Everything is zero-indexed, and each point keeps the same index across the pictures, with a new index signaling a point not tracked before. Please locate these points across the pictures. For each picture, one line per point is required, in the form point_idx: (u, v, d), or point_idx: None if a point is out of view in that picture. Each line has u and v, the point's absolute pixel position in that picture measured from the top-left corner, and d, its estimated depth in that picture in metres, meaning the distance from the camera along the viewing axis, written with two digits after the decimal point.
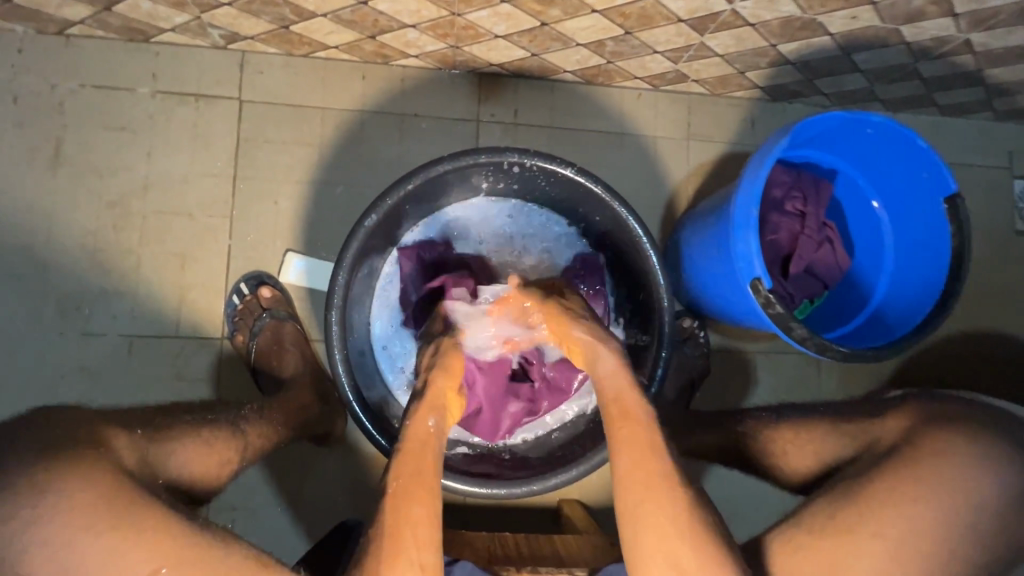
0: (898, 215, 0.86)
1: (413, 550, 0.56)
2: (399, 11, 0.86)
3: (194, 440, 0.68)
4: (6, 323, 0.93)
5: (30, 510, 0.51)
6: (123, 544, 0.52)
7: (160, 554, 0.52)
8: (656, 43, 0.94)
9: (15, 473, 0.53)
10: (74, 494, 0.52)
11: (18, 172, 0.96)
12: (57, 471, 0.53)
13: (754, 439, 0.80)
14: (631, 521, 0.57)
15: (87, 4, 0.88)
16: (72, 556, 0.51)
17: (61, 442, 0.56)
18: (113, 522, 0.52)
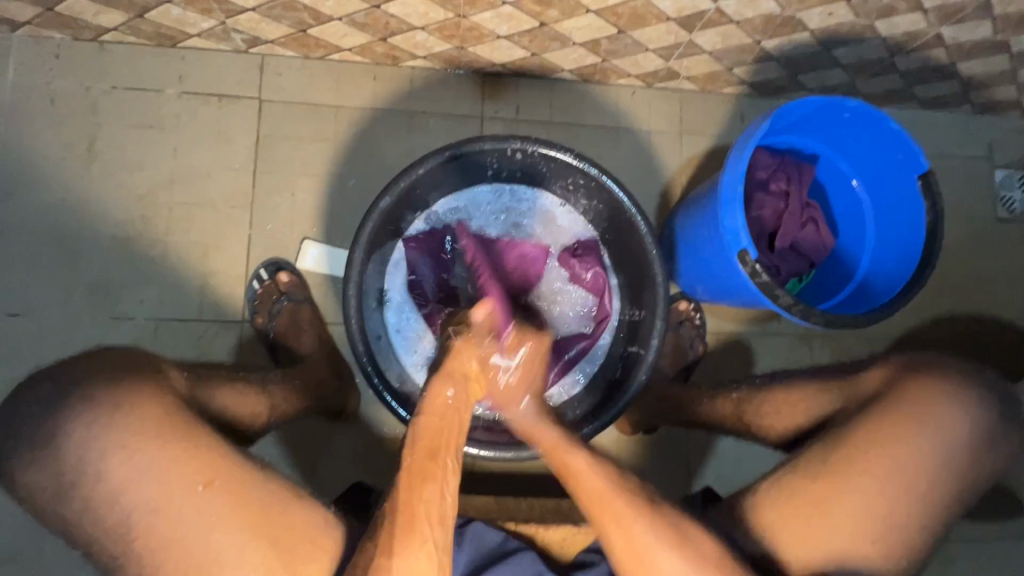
0: (877, 194, 0.91)
1: (426, 526, 0.58)
2: (409, 13, 0.93)
3: (231, 389, 0.77)
4: (41, 308, 1.00)
5: (106, 418, 0.60)
6: (180, 455, 0.60)
7: (211, 469, 0.60)
8: (648, 41, 1.01)
9: (95, 387, 0.62)
10: (144, 407, 0.61)
11: (54, 167, 1.02)
12: (128, 392, 0.62)
13: (750, 404, 0.86)
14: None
15: (122, 11, 0.95)
16: (138, 460, 0.59)
17: (133, 368, 0.65)
18: (174, 437, 0.60)
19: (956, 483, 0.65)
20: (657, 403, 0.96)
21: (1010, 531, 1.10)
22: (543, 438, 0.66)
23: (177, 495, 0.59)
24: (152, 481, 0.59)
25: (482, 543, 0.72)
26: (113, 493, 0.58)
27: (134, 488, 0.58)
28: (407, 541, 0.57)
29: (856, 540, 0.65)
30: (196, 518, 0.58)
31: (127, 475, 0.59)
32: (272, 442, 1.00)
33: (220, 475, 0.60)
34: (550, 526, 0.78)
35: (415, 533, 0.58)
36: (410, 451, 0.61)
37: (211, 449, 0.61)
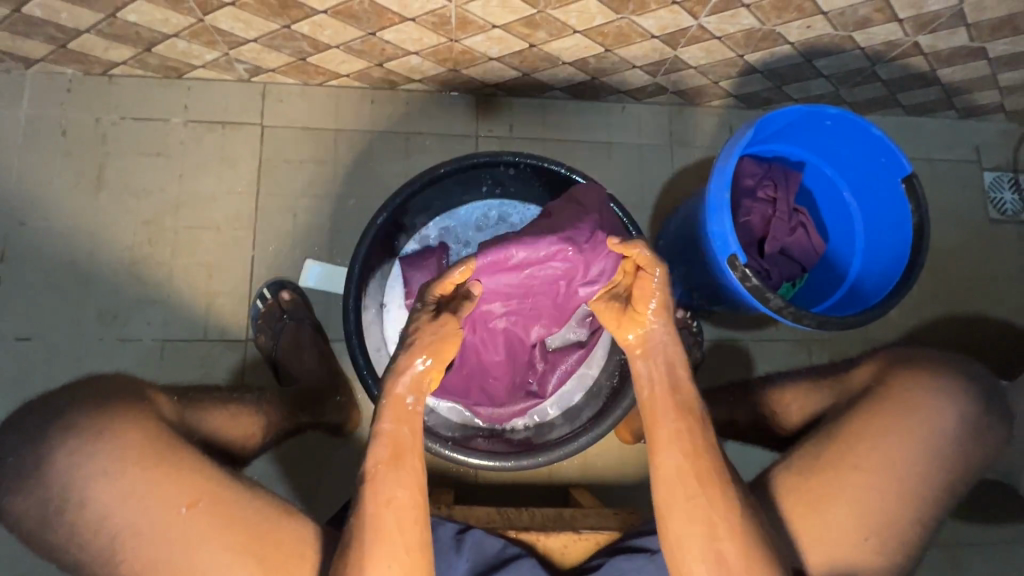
0: (862, 196, 0.93)
1: (395, 532, 0.59)
2: (403, 39, 0.97)
3: (223, 412, 0.81)
4: (50, 332, 1.02)
5: (86, 445, 0.61)
6: (160, 478, 0.61)
7: (194, 490, 0.61)
8: (634, 58, 1.04)
9: (77, 416, 0.63)
10: (123, 434, 0.62)
11: (65, 195, 1.06)
12: (109, 416, 0.63)
13: (748, 407, 0.86)
14: (679, 525, 0.62)
15: (131, 46, 1.00)
16: (119, 487, 0.60)
17: (112, 394, 0.66)
18: (153, 460, 0.61)
19: (951, 477, 0.66)
20: None
21: (1017, 534, 1.09)
22: (668, 356, 0.67)
23: (161, 518, 0.60)
24: (134, 506, 0.60)
25: (481, 550, 0.72)
26: (103, 517, 0.60)
27: (115, 515, 0.59)
28: (377, 551, 0.58)
29: (851, 537, 0.65)
30: (182, 536, 0.59)
31: (110, 502, 0.60)
32: (273, 459, 1.01)
33: (204, 496, 0.61)
34: (551, 533, 0.77)
35: (384, 543, 0.58)
36: (373, 459, 0.61)
37: (193, 471, 0.62)
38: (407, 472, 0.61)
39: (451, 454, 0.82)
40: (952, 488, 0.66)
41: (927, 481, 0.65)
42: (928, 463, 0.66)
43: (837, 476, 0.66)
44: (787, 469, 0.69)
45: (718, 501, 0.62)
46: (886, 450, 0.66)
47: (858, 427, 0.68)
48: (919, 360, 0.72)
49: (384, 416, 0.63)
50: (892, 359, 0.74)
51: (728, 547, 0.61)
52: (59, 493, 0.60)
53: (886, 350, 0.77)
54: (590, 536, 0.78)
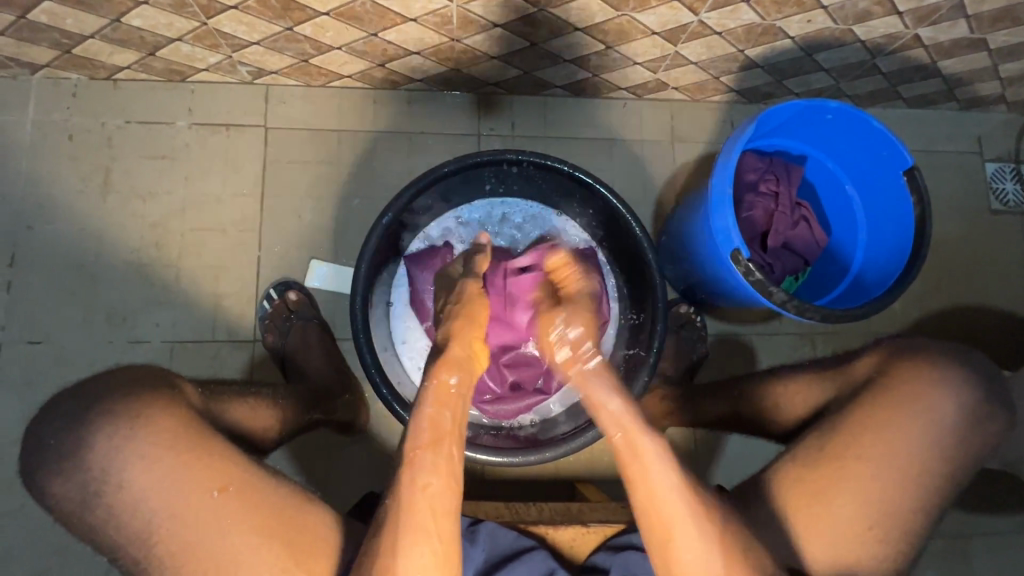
0: (864, 188, 0.94)
1: (430, 518, 0.59)
2: (405, 39, 0.98)
3: (242, 403, 0.81)
4: (60, 335, 1.03)
5: (126, 430, 0.61)
6: (195, 462, 0.61)
7: (226, 475, 0.62)
8: (635, 55, 1.05)
9: (110, 401, 0.63)
10: (158, 418, 0.63)
11: (72, 199, 1.07)
12: (143, 403, 0.63)
13: (754, 400, 0.86)
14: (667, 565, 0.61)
15: (135, 51, 1.01)
16: (155, 471, 0.60)
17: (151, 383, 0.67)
18: (187, 445, 0.62)
19: (952, 467, 0.67)
20: (661, 403, 0.98)
21: (1019, 524, 1.09)
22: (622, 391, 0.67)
23: (193, 503, 0.60)
24: (168, 490, 0.60)
25: (493, 542, 0.73)
26: (136, 500, 0.60)
27: (151, 498, 0.60)
28: (412, 537, 0.57)
29: (858, 527, 0.65)
30: (212, 522, 0.60)
31: (145, 484, 0.60)
32: (282, 458, 1.02)
33: (234, 481, 0.62)
34: (560, 526, 0.78)
35: (416, 530, 0.58)
36: (412, 444, 0.62)
37: (225, 455, 0.63)
38: (442, 457, 0.61)
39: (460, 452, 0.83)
40: (954, 477, 0.67)
41: (929, 471, 0.66)
42: (931, 454, 0.66)
43: (842, 467, 0.67)
44: (793, 461, 0.70)
45: (698, 539, 0.60)
46: (888, 440, 0.67)
47: (859, 417, 0.69)
48: (921, 350, 0.72)
49: (425, 401, 0.64)
50: (894, 350, 0.74)
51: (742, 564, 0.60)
52: (77, 492, 0.61)
53: (886, 340, 0.77)
54: (602, 528, 0.79)
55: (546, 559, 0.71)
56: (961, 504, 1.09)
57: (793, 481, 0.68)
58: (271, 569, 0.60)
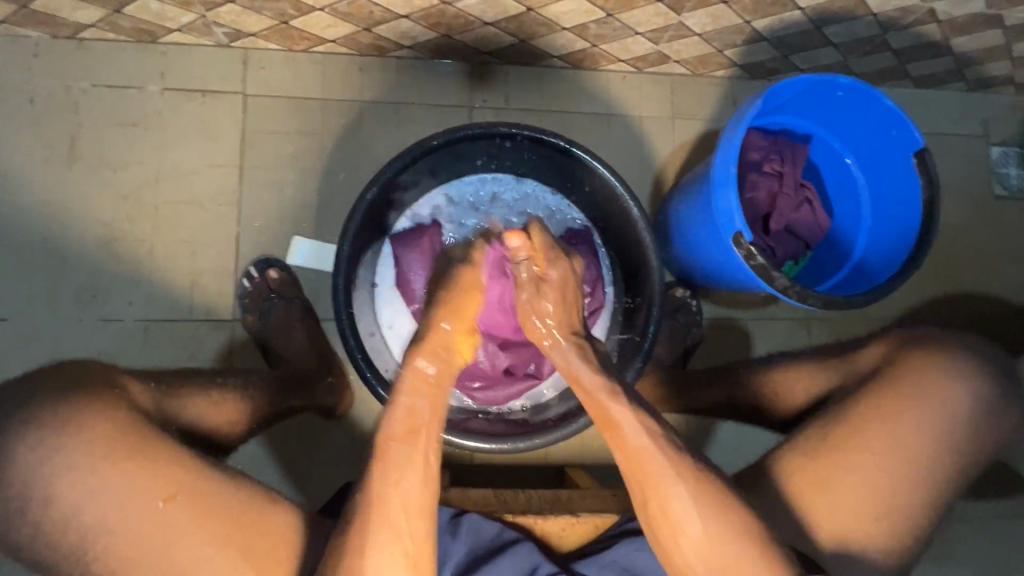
0: (871, 170, 0.90)
1: (401, 516, 0.57)
2: (393, 1, 0.91)
3: (204, 395, 0.77)
4: (26, 312, 0.98)
5: (53, 439, 0.58)
6: (134, 471, 0.58)
7: (171, 484, 0.58)
8: (636, 24, 0.99)
9: (35, 407, 0.59)
10: (90, 422, 0.59)
11: (35, 168, 1.00)
12: (78, 406, 0.59)
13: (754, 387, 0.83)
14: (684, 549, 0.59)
15: (99, 7, 0.93)
16: (87, 485, 0.57)
17: (85, 381, 0.62)
18: (124, 453, 0.58)
19: (955, 463, 0.65)
20: (658, 389, 0.93)
21: (1005, 511, 1.10)
22: (562, 360, 0.66)
23: (137, 514, 0.57)
24: (105, 502, 0.57)
25: (476, 536, 0.70)
26: (75, 511, 0.57)
27: (88, 511, 0.57)
28: (382, 536, 0.56)
29: (860, 515, 0.64)
30: (164, 531, 0.57)
31: (81, 495, 0.57)
32: (264, 441, 0.99)
33: (181, 490, 0.58)
34: (549, 516, 0.76)
35: (387, 527, 0.56)
36: (385, 437, 0.59)
37: (169, 460, 0.59)
38: (417, 452, 0.59)
39: (453, 440, 0.80)
40: (956, 474, 0.65)
41: (930, 467, 0.64)
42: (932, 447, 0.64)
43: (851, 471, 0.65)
44: (791, 452, 0.68)
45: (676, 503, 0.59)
46: (891, 429, 0.65)
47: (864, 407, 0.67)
48: (932, 339, 0.70)
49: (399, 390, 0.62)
50: (902, 339, 0.72)
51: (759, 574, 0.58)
52: (30, 480, 0.57)
53: (905, 330, 0.74)
54: (592, 521, 0.76)
55: (534, 553, 0.68)
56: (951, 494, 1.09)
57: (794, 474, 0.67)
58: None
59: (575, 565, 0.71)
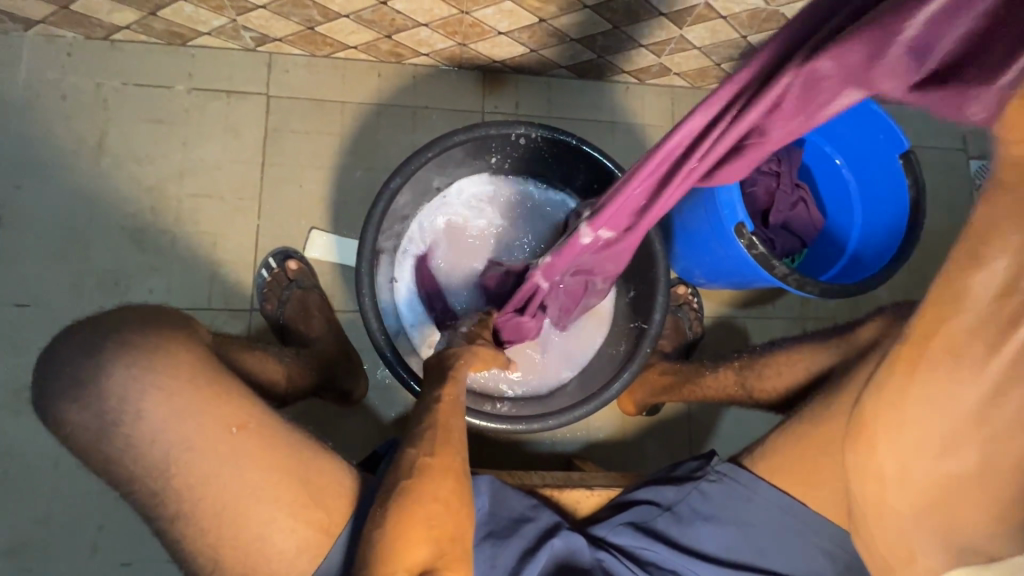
0: (862, 171, 0.96)
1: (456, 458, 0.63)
2: (414, 10, 0.98)
3: (252, 356, 0.81)
4: (48, 298, 1.00)
5: (144, 360, 0.60)
6: (212, 400, 0.60)
7: (244, 414, 0.61)
8: (641, 37, 1.06)
9: (124, 329, 0.62)
10: (179, 349, 0.61)
11: (64, 160, 1.04)
12: (163, 338, 0.62)
13: (752, 368, 0.89)
14: (937, 448, 0.60)
15: (136, 9, 0.98)
16: (175, 402, 0.59)
17: (164, 317, 0.65)
18: (205, 383, 0.61)
19: None
20: (662, 377, 0.99)
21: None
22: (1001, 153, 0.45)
23: (213, 439, 0.59)
24: (188, 422, 0.59)
25: (500, 499, 0.72)
26: (153, 432, 0.59)
27: (170, 430, 0.59)
28: (439, 470, 0.62)
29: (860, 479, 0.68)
30: (233, 459, 0.59)
31: (162, 412, 0.59)
32: None
33: (253, 421, 0.61)
34: (565, 488, 0.80)
35: (444, 458, 0.63)
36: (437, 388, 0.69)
37: (240, 396, 0.62)
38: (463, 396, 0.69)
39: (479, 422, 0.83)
40: None
41: None
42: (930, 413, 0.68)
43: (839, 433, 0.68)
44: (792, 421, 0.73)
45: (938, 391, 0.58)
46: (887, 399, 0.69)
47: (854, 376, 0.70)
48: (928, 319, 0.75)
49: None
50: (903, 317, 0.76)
51: (923, 469, 0.61)
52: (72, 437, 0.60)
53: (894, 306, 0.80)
54: (605, 493, 0.80)
55: (554, 513, 0.73)
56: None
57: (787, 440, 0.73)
58: (279, 511, 0.60)
59: (594, 528, 0.74)
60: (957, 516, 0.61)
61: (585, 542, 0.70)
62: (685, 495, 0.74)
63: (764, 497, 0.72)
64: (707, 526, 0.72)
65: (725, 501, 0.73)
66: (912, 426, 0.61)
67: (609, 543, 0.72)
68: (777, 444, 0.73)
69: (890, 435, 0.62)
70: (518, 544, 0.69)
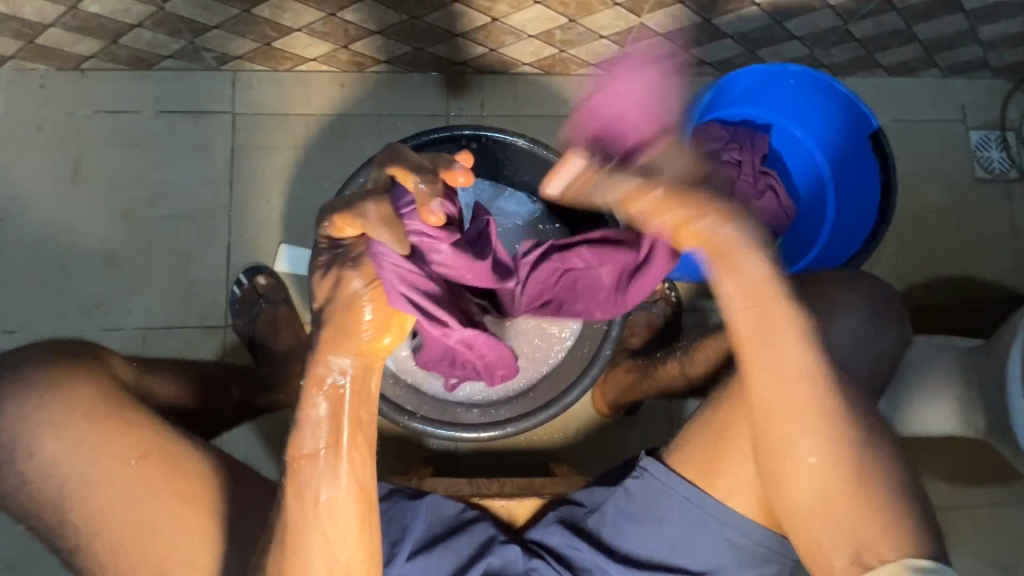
0: (832, 153, 0.93)
1: (331, 544, 0.58)
2: (365, 19, 0.98)
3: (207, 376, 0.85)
4: (34, 323, 1.05)
5: (41, 398, 0.65)
6: (112, 431, 0.65)
7: (145, 444, 0.66)
8: (600, 28, 1.03)
9: (25, 367, 0.67)
10: (77, 387, 0.66)
11: (41, 189, 1.08)
12: (65, 372, 0.67)
13: (689, 353, 0.90)
14: (796, 443, 0.60)
15: (98, 39, 1.01)
16: (70, 436, 0.64)
17: (71, 353, 0.69)
18: (105, 414, 0.66)
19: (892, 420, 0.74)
20: (627, 374, 0.99)
21: (990, 498, 1.10)
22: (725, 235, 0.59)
23: (112, 471, 0.64)
24: (85, 456, 0.64)
25: (437, 513, 0.74)
26: (54, 466, 0.64)
27: (68, 462, 0.64)
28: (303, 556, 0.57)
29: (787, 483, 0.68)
30: (134, 487, 0.64)
31: (61, 450, 0.64)
32: (255, 440, 1.04)
33: (154, 449, 0.66)
34: (515, 499, 0.80)
35: (308, 543, 0.57)
36: (296, 454, 0.58)
37: (146, 425, 0.67)
38: (344, 463, 0.58)
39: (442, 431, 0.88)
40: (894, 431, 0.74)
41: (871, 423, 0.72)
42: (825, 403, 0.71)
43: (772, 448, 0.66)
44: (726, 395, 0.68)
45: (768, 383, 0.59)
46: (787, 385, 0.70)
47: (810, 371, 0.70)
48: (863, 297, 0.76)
49: (314, 400, 0.56)
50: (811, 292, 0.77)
51: (816, 464, 0.60)
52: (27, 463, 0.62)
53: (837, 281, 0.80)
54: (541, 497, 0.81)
55: (488, 527, 0.74)
56: (929, 475, 1.10)
57: (700, 427, 0.70)
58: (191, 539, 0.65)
59: (529, 533, 0.75)
60: (837, 498, 0.60)
61: (518, 552, 0.72)
62: (612, 495, 0.73)
63: (684, 495, 0.69)
64: (631, 527, 0.71)
65: (648, 499, 0.71)
66: (790, 414, 0.59)
67: (544, 546, 0.73)
68: (689, 431, 0.71)
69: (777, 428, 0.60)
70: (454, 557, 0.71)
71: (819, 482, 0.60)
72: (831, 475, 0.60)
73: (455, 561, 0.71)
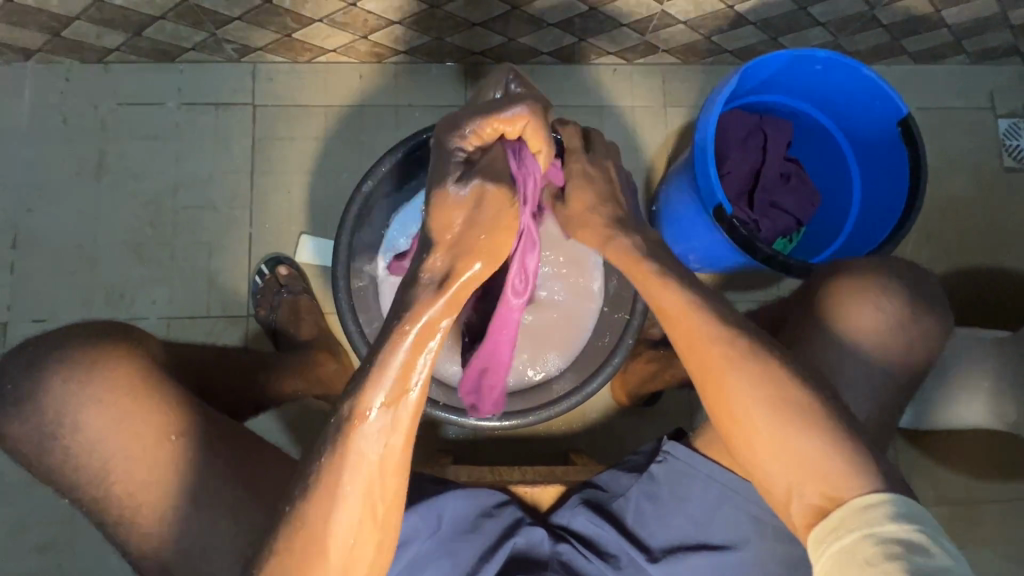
0: (857, 138, 0.92)
1: (379, 504, 0.55)
2: (384, 9, 0.97)
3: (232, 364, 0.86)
4: (62, 314, 1.07)
5: (82, 378, 0.66)
6: (149, 412, 0.66)
7: (180, 424, 0.67)
8: (620, 16, 1.02)
9: (61, 351, 0.67)
10: (117, 368, 0.67)
11: (67, 181, 1.10)
12: (100, 355, 0.67)
13: None
14: (733, 404, 0.61)
15: (122, 31, 1.02)
16: (109, 415, 0.65)
17: (109, 330, 0.70)
18: (142, 395, 0.66)
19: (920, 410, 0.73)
20: (646, 365, 0.98)
21: (1016, 492, 1.08)
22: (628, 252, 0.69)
23: (142, 459, 0.66)
24: (122, 434, 0.66)
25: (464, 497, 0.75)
26: (89, 452, 0.66)
27: (105, 445, 0.65)
28: (337, 513, 0.54)
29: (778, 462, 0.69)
30: (172, 464, 0.66)
31: (99, 433, 0.66)
32: (277, 428, 1.05)
33: (190, 433, 0.67)
34: (538, 486, 0.81)
35: (347, 498, 0.54)
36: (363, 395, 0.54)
37: (180, 407, 0.68)
38: (402, 415, 0.55)
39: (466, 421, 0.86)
40: None
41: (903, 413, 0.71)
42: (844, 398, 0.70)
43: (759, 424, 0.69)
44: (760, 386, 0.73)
45: (706, 350, 0.62)
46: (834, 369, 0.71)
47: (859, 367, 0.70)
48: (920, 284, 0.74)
49: (401, 345, 0.54)
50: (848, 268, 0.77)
51: (764, 428, 0.60)
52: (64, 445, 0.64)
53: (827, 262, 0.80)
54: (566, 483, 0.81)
55: (516, 510, 0.75)
56: (952, 468, 1.08)
57: None
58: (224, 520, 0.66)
59: (555, 518, 0.75)
60: (798, 462, 0.59)
61: (544, 535, 0.73)
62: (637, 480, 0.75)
63: (707, 474, 0.71)
64: (655, 510, 0.72)
65: (673, 481, 0.72)
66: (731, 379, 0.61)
67: (569, 531, 0.74)
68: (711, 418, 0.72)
69: (726, 393, 0.61)
70: (479, 541, 0.71)
71: (772, 447, 0.59)
72: (777, 435, 0.59)
73: (479, 546, 0.71)
